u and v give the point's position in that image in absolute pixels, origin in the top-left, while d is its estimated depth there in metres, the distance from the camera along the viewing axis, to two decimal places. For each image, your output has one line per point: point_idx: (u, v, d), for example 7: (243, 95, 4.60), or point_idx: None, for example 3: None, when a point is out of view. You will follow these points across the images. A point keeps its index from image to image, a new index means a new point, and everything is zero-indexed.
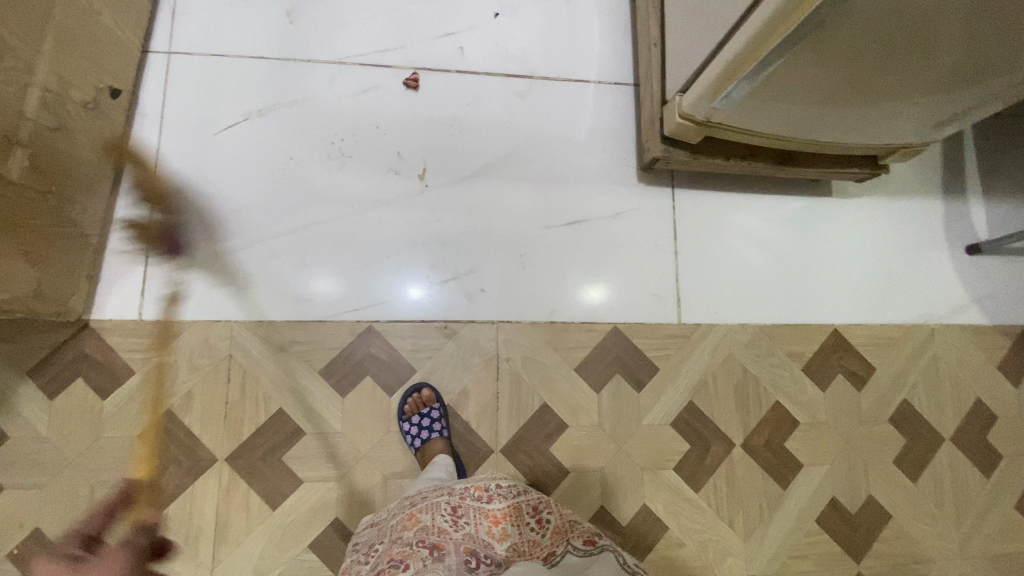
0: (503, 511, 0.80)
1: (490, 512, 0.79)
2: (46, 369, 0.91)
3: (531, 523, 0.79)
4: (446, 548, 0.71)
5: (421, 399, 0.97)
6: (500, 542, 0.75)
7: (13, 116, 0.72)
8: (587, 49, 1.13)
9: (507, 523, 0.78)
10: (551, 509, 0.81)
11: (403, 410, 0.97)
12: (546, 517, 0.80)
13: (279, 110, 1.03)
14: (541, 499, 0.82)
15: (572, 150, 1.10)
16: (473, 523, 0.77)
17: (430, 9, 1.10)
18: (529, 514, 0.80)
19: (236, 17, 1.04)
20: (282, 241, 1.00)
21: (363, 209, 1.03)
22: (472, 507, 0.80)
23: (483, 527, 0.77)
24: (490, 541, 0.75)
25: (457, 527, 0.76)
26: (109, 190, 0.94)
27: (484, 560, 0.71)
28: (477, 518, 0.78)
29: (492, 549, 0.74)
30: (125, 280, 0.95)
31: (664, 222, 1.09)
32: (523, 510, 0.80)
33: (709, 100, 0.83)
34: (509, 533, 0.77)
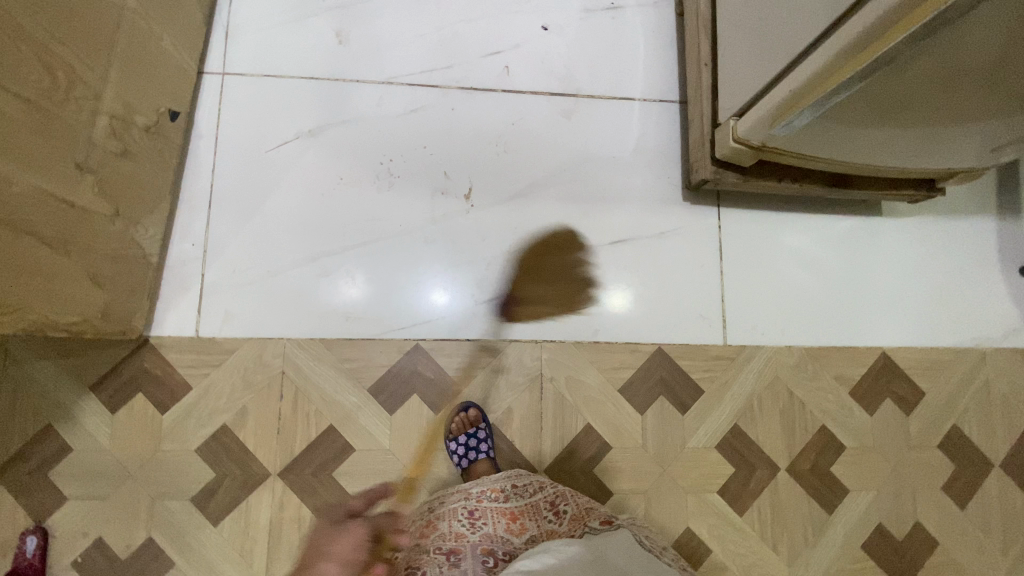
0: (520, 508, 0.82)
1: (507, 510, 0.81)
2: (108, 384, 0.94)
3: (549, 515, 0.80)
4: (462, 552, 0.74)
5: (467, 418, 0.98)
6: (518, 536, 0.77)
7: (82, 144, 0.75)
8: (633, 67, 1.13)
9: (523, 519, 0.80)
10: (568, 501, 0.82)
11: (449, 429, 0.98)
12: (563, 508, 0.81)
13: (330, 130, 1.04)
14: (557, 494, 0.84)
15: (617, 168, 1.10)
16: (491, 523, 0.79)
17: (476, 27, 1.10)
18: (546, 508, 0.82)
19: (287, 38, 1.06)
20: (334, 259, 1.02)
21: (412, 229, 1.04)
22: (489, 508, 0.81)
23: (500, 525, 0.79)
24: (508, 536, 0.77)
25: (475, 529, 0.77)
26: (167, 211, 0.97)
27: (502, 558, 0.74)
28: (494, 518, 0.80)
29: (510, 544, 0.75)
30: (182, 298, 0.97)
31: (710, 242, 1.09)
32: (540, 507, 0.82)
33: (768, 127, 0.82)
34: (528, 527, 0.79)
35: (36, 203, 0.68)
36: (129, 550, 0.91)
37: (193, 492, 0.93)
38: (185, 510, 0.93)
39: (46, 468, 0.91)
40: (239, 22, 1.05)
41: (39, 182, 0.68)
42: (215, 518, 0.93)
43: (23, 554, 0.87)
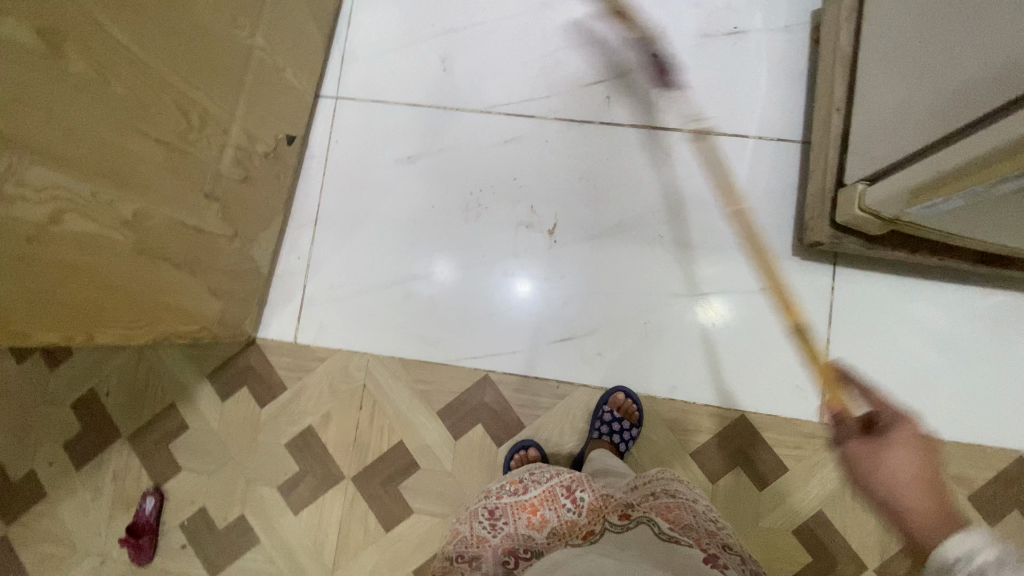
0: (538, 499, 0.79)
1: (526, 503, 0.79)
2: (221, 374, 1.07)
3: (566, 504, 0.78)
4: (483, 556, 0.74)
5: (526, 457, 0.98)
6: (540, 532, 0.75)
7: (211, 175, 0.84)
8: (750, 102, 1.02)
9: (543, 509, 0.78)
10: (584, 487, 0.79)
11: (508, 465, 0.99)
12: (580, 495, 0.78)
13: (427, 157, 1.08)
14: (574, 478, 0.79)
15: (717, 213, 1.01)
16: (511, 522, 0.77)
17: (580, 55, 1.07)
18: (563, 495, 0.78)
19: (396, 64, 1.10)
20: (428, 268, 1.06)
21: (496, 260, 1.05)
22: (509, 505, 0.79)
23: (520, 519, 0.77)
24: (529, 534, 0.75)
25: (497, 531, 0.77)
26: (278, 226, 1.06)
27: (524, 556, 0.71)
28: (514, 514, 0.78)
29: (532, 541, 0.74)
30: (286, 306, 1.07)
31: (818, 305, 0.98)
32: (557, 493, 0.78)
33: (904, 203, 0.71)
34: (548, 520, 0.77)
35: (167, 231, 0.77)
36: (225, 522, 1.04)
37: (280, 481, 1.04)
38: (272, 496, 1.04)
39: (168, 440, 1.07)
40: (354, 48, 1.11)
41: (171, 213, 0.77)
42: (295, 508, 1.03)
43: (143, 511, 1.04)
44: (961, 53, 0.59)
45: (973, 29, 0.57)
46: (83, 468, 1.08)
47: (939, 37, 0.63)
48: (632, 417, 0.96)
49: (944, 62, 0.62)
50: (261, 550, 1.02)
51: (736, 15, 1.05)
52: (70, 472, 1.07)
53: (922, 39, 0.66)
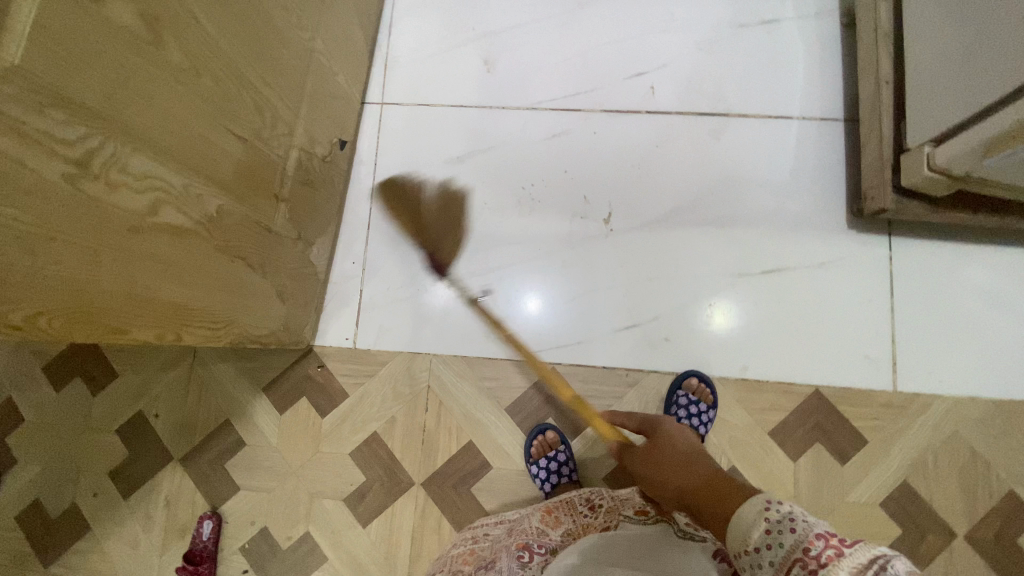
0: (555, 504, 0.85)
1: (543, 507, 0.85)
2: (277, 386, 1.04)
3: (583, 510, 0.82)
4: (498, 557, 0.73)
5: (546, 441, 0.97)
6: (554, 530, 0.79)
7: (279, 175, 0.83)
8: (791, 85, 1.06)
9: (558, 511, 0.83)
10: (602, 497, 0.84)
11: (528, 453, 0.97)
12: (598, 502, 0.83)
13: (477, 157, 1.09)
14: (592, 491, 0.86)
15: (770, 191, 1.03)
16: (527, 520, 0.83)
17: (621, 49, 1.09)
18: (580, 504, 0.84)
19: (440, 69, 1.12)
20: (435, 279, 1.06)
21: (538, 256, 1.05)
22: (527, 514, 0.86)
23: (536, 519, 0.82)
24: (544, 529, 0.79)
25: (511, 533, 0.80)
26: (332, 231, 1.04)
27: (538, 551, 0.73)
28: (531, 516, 0.83)
29: (546, 537, 0.77)
30: (342, 312, 1.05)
31: (879, 275, 0.99)
32: (575, 503, 0.84)
33: (979, 157, 0.73)
34: (562, 521, 0.81)
35: (244, 229, 0.76)
36: (289, 541, 0.99)
37: (345, 493, 1.00)
38: (338, 510, 0.99)
39: (224, 459, 1.03)
40: (397, 55, 1.13)
41: (247, 211, 0.76)
42: (364, 521, 0.99)
43: (200, 535, 0.99)
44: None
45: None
46: (133, 495, 1.03)
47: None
48: (707, 400, 0.97)
49: (1010, 20, 0.65)
50: (330, 569, 0.98)
51: (768, 5, 1.09)
52: (118, 500, 1.02)
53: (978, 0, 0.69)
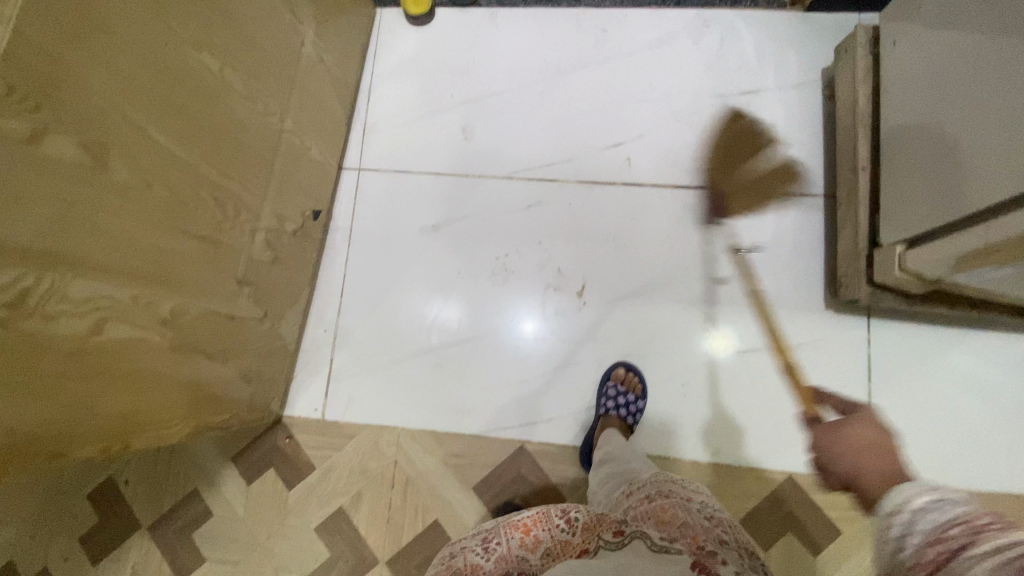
0: (529, 515, 0.68)
1: (518, 521, 0.68)
2: (247, 456, 1.03)
3: (561, 523, 0.66)
4: None
5: None
6: (534, 552, 0.65)
7: (243, 261, 0.83)
8: (771, 159, 1.04)
9: (534, 527, 0.67)
10: (580, 506, 0.67)
11: None
12: (574, 513, 0.66)
13: (453, 225, 1.08)
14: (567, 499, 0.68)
15: (747, 268, 1.01)
16: (505, 541, 0.67)
17: (599, 119, 1.09)
18: (557, 517, 0.66)
19: (418, 134, 1.11)
20: (428, 311, 1.06)
21: (521, 295, 1.05)
22: (500, 525, 0.70)
23: (512, 541, 0.66)
24: (523, 554, 0.65)
25: (490, 554, 0.66)
26: (305, 301, 1.04)
27: None
28: (506, 534, 0.67)
29: (527, 565, 0.64)
30: (312, 382, 1.04)
31: (856, 357, 0.97)
32: (550, 513, 0.67)
33: (950, 268, 0.71)
34: (540, 539, 0.66)
35: (202, 323, 0.76)
36: None
37: (309, 569, 0.98)
38: None
39: (192, 529, 1.02)
40: (375, 119, 1.13)
41: (206, 305, 0.76)
42: None
43: None
44: (1011, 132, 0.60)
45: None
46: (99, 563, 1.02)
47: (983, 114, 0.65)
48: (636, 389, 0.98)
49: (991, 137, 0.63)
50: None
51: (749, 75, 1.07)
52: (84, 567, 1.01)
53: (963, 113, 0.68)
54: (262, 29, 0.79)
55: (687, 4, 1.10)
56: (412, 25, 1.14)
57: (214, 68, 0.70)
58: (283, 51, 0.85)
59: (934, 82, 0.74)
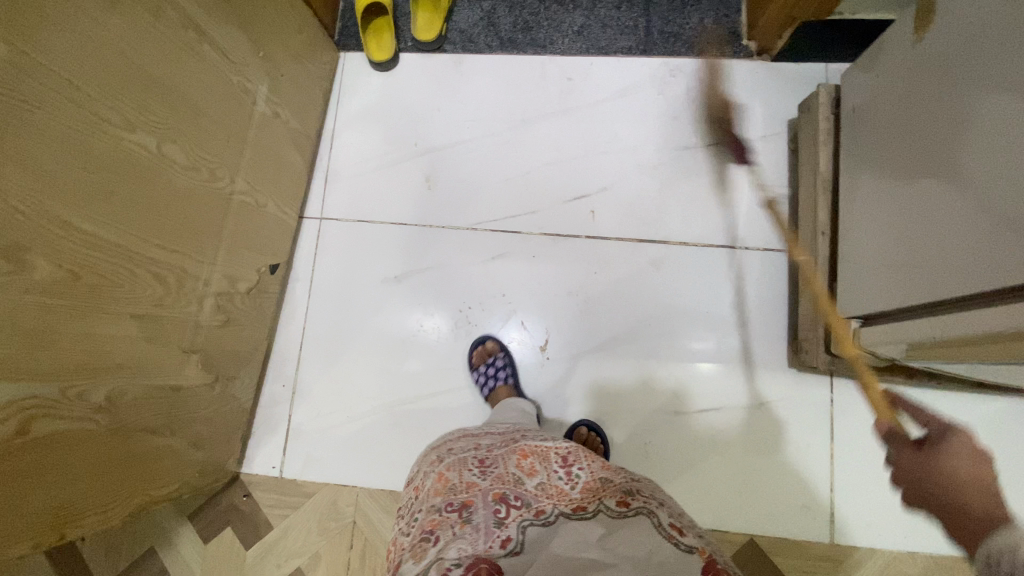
0: (532, 449, 0.71)
1: (520, 449, 0.71)
2: (204, 514, 1.00)
3: (559, 471, 0.66)
4: (473, 503, 0.62)
5: (486, 350, 1.01)
6: (529, 479, 0.65)
7: (189, 330, 0.81)
8: (735, 214, 1.03)
9: (536, 458, 0.69)
10: (582, 463, 0.67)
11: (470, 361, 1.01)
12: (577, 467, 0.66)
13: (416, 276, 1.07)
14: (572, 450, 0.68)
15: (710, 325, 1.00)
16: (502, 466, 0.68)
17: (563, 170, 1.08)
18: (557, 461, 0.67)
19: (382, 182, 1.10)
20: (417, 319, 1.05)
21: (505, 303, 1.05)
22: (500, 455, 0.71)
23: (510, 464, 0.68)
24: (519, 478, 0.66)
25: (486, 474, 0.67)
26: (261, 357, 1.02)
27: (514, 504, 0.61)
28: (504, 460, 0.69)
29: (522, 488, 0.64)
30: (270, 439, 1.03)
31: (819, 417, 0.96)
32: (552, 458, 0.68)
33: (904, 351, 0.71)
34: (538, 471, 0.67)
35: (143, 403, 0.74)
36: None
37: None
38: None
39: None
40: (338, 167, 1.11)
41: (147, 382, 0.74)
42: None
43: None
44: (965, 225, 0.59)
45: (976, 208, 0.58)
46: None
47: (937, 198, 0.64)
48: (599, 452, 0.95)
49: (945, 227, 0.62)
50: None
51: (714, 127, 1.06)
52: None
53: (917, 196, 0.67)
54: (206, 97, 0.77)
55: (653, 54, 1.09)
56: (376, 71, 1.13)
57: (150, 146, 0.68)
58: (232, 114, 0.83)
59: (890, 161, 0.73)
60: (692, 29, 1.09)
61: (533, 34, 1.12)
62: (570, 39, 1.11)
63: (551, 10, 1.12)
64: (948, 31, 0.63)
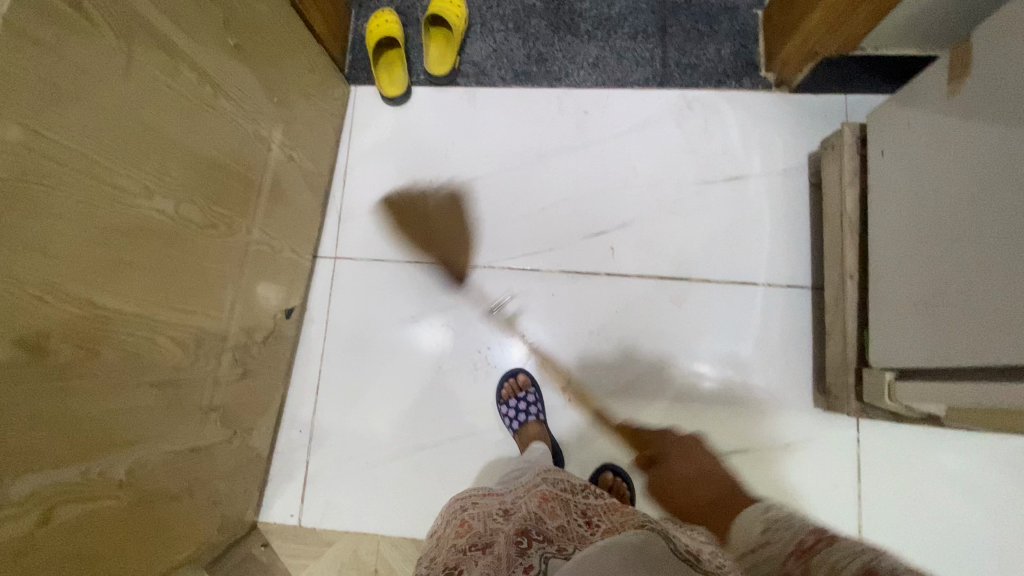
0: (553, 495, 0.74)
1: (541, 493, 0.74)
2: (220, 565, 0.97)
3: (579, 520, 0.70)
4: (496, 542, 0.64)
5: (516, 384, 1.00)
6: (551, 520, 0.68)
7: (208, 387, 0.79)
8: (757, 250, 1.02)
9: (556, 503, 0.72)
10: (601, 515, 0.71)
11: (499, 393, 1.00)
12: (596, 518, 0.70)
13: (433, 316, 1.05)
14: (590, 505, 0.74)
15: (734, 364, 0.99)
16: (524, 508, 0.71)
17: (581, 207, 1.06)
18: (578, 514, 0.71)
19: (397, 220, 1.08)
20: (418, 328, 1.05)
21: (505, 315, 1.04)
22: (522, 501, 0.74)
23: (531, 507, 0.71)
24: (541, 518, 0.68)
25: (509, 519, 0.69)
26: (277, 403, 1.00)
27: (536, 537, 0.63)
28: (525, 504, 0.73)
29: (544, 525, 0.66)
30: (288, 486, 1.01)
31: (847, 456, 0.94)
32: (572, 507, 0.72)
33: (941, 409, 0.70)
34: (557, 513, 0.70)
35: (163, 470, 0.72)
36: None
37: None
38: None
39: None
40: (351, 205, 1.09)
41: (166, 448, 0.72)
42: None
43: None
44: (1014, 285, 0.58)
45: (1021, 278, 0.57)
46: None
47: (977, 259, 0.63)
48: (625, 498, 0.95)
49: (989, 282, 0.61)
50: None
51: (733, 160, 1.05)
52: None
53: (956, 253, 0.67)
54: (223, 152, 0.75)
55: (670, 86, 1.08)
56: (388, 106, 1.11)
57: (170, 210, 0.66)
58: (247, 164, 0.81)
59: (927, 210, 0.72)
60: (709, 60, 1.08)
61: (547, 66, 1.10)
62: (585, 72, 1.09)
63: (565, 42, 1.10)
64: (991, 91, 0.62)
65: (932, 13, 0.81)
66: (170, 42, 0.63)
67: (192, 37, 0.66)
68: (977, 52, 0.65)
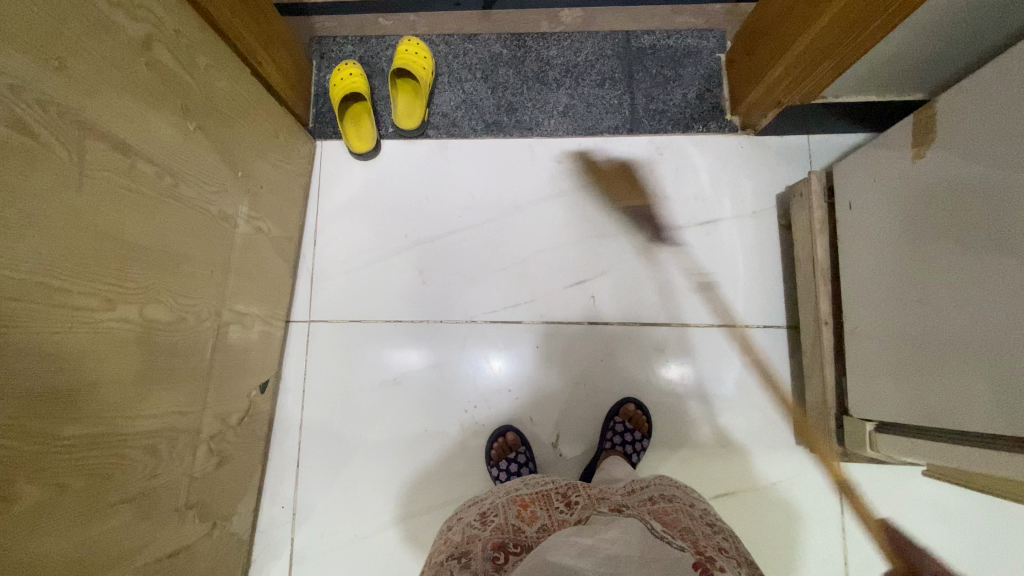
0: (531, 495, 0.70)
1: (518, 497, 0.70)
2: None
3: (561, 505, 0.67)
4: (473, 551, 0.60)
5: (506, 443, 0.99)
6: (530, 524, 0.64)
7: (184, 486, 0.74)
8: (733, 293, 1.04)
9: (535, 504, 0.68)
10: (580, 493, 0.70)
11: (489, 455, 0.98)
12: (575, 498, 0.68)
13: (415, 375, 1.03)
14: (569, 486, 0.72)
15: (718, 406, 1.01)
16: (501, 514, 0.67)
17: (559, 255, 1.05)
18: (558, 500, 0.68)
19: (372, 277, 1.05)
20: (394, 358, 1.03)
21: (472, 342, 1.03)
22: (501, 502, 0.70)
23: (510, 514, 0.67)
24: (519, 525, 0.64)
25: (487, 525, 0.65)
26: (256, 480, 0.96)
27: (513, 550, 0.59)
28: (504, 509, 0.68)
29: (522, 533, 0.62)
30: (272, 566, 0.96)
31: (831, 494, 0.97)
32: (552, 497, 0.69)
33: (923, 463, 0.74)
34: (538, 515, 0.66)
35: None
36: None
37: None
38: None
39: None
40: (324, 266, 1.06)
41: (141, 563, 0.67)
42: None
43: None
44: (988, 355, 0.61)
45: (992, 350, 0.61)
46: None
47: (949, 325, 0.67)
48: None
49: (969, 348, 0.64)
50: None
51: (706, 204, 1.06)
52: None
53: (931, 316, 0.70)
54: (186, 241, 0.71)
55: (640, 132, 1.09)
56: (357, 160, 1.08)
57: (134, 317, 0.62)
58: (213, 246, 0.77)
59: (901, 271, 0.75)
60: (676, 105, 1.09)
61: (517, 115, 1.09)
62: (556, 120, 1.09)
63: (534, 91, 1.10)
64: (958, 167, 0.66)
65: (885, 70, 0.85)
66: (126, 142, 0.59)
67: (149, 132, 0.62)
68: (944, 129, 0.69)
